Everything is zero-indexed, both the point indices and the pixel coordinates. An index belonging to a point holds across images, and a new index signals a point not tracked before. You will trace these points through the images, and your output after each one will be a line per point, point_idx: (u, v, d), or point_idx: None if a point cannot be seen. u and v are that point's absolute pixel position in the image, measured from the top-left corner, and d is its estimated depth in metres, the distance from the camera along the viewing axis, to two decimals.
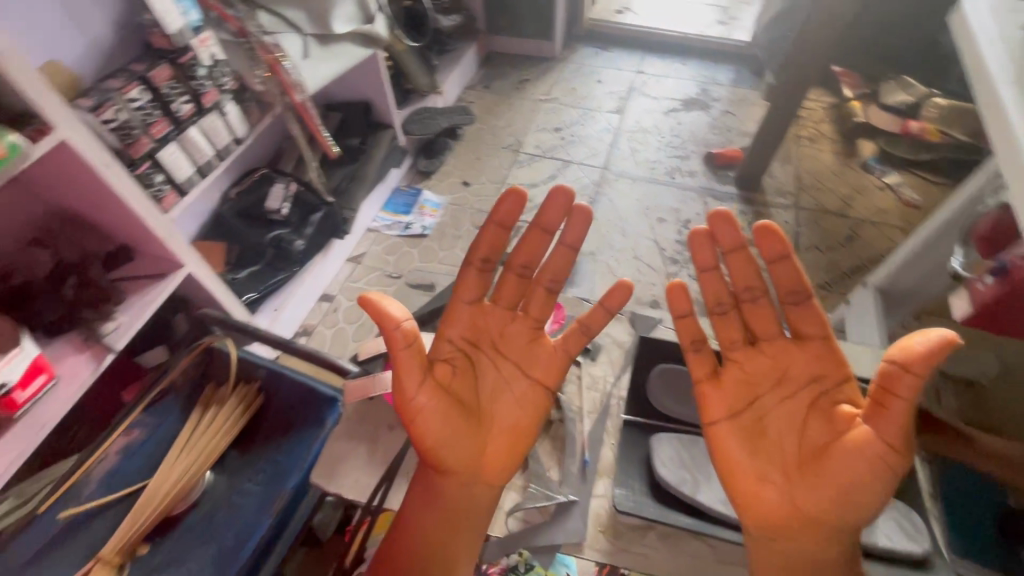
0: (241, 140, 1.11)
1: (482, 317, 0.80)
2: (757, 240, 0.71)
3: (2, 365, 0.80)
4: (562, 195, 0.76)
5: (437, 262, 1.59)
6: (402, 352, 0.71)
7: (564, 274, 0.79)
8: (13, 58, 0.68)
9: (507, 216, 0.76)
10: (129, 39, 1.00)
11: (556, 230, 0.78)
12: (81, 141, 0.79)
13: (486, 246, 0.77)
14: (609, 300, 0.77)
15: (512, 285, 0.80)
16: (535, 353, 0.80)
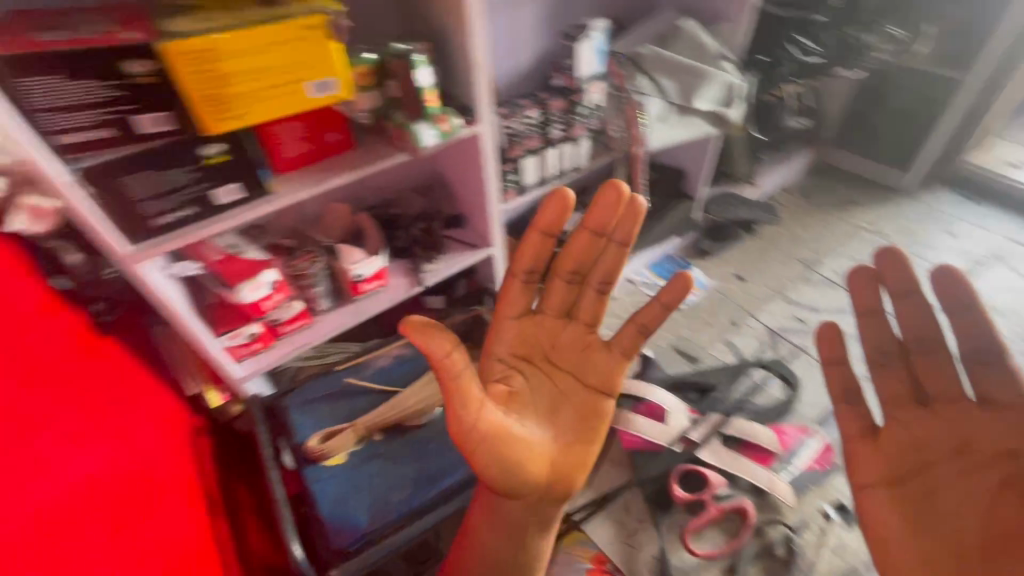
0: (578, 168, 1.29)
1: (532, 324, 0.78)
2: (936, 285, 0.66)
3: (364, 262, 1.11)
4: (613, 190, 0.71)
5: (697, 336, 1.56)
6: (458, 383, 0.66)
7: (614, 274, 0.75)
8: (481, 71, 0.93)
9: (551, 224, 0.71)
10: (540, 72, 1.27)
11: (609, 230, 0.73)
12: (487, 138, 1.03)
13: (530, 254, 0.74)
14: (666, 294, 0.72)
15: (562, 290, 0.78)
16: (589, 360, 0.77)
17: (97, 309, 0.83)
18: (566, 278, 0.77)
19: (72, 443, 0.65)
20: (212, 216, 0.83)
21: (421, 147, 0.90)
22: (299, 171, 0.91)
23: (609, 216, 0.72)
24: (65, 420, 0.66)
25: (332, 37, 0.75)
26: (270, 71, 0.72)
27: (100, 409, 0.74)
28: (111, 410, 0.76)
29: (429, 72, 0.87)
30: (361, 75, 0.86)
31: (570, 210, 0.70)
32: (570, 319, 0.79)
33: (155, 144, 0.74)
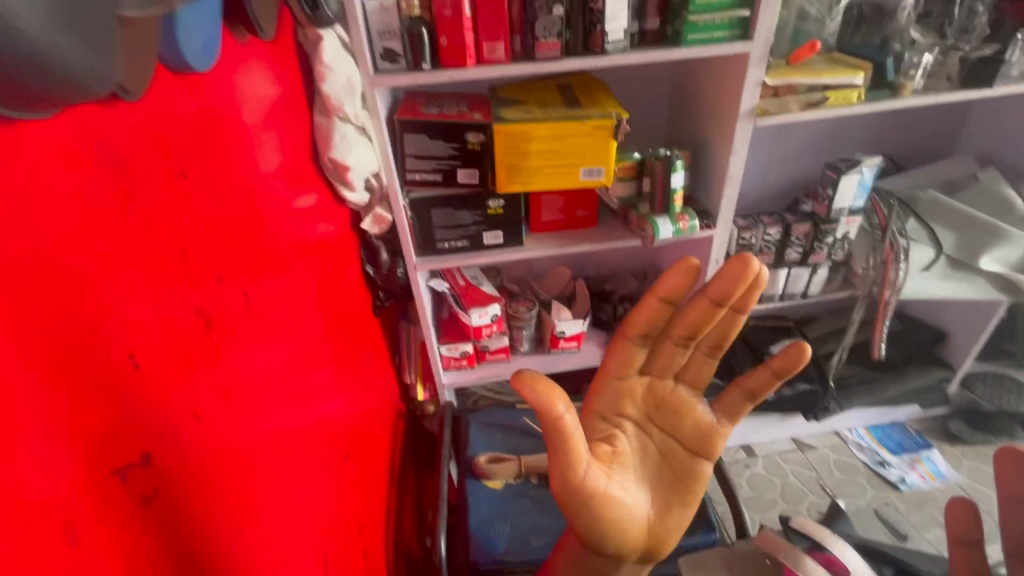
0: (806, 296, 1.22)
1: (636, 387, 0.56)
2: None
3: (570, 321, 1.23)
4: (748, 256, 0.51)
5: (910, 519, 1.35)
6: (570, 444, 0.48)
7: (727, 339, 0.55)
8: (731, 187, 1.00)
9: (673, 288, 0.52)
10: (789, 194, 1.27)
11: (734, 298, 0.52)
12: (718, 242, 1.06)
13: (644, 317, 0.53)
14: (778, 364, 0.55)
15: (672, 356, 0.56)
16: (693, 425, 0.58)
17: (379, 295, 1.10)
18: (680, 343, 0.55)
19: (330, 389, 0.82)
20: (476, 251, 1.05)
21: (656, 237, 1.00)
22: (546, 234, 1.09)
23: (735, 281, 0.51)
24: (335, 368, 0.86)
25: (614, 137, 0.92)
26: (558, 155, 0.92)
27: (353, 372, 0.95)
28: (358, 376, 0.98)
29: (682, 176, 0.98)
30: (623, 169, 1.01)
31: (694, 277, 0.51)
32: (676, 384, 0.58)
33: (461, 191, 0.97)
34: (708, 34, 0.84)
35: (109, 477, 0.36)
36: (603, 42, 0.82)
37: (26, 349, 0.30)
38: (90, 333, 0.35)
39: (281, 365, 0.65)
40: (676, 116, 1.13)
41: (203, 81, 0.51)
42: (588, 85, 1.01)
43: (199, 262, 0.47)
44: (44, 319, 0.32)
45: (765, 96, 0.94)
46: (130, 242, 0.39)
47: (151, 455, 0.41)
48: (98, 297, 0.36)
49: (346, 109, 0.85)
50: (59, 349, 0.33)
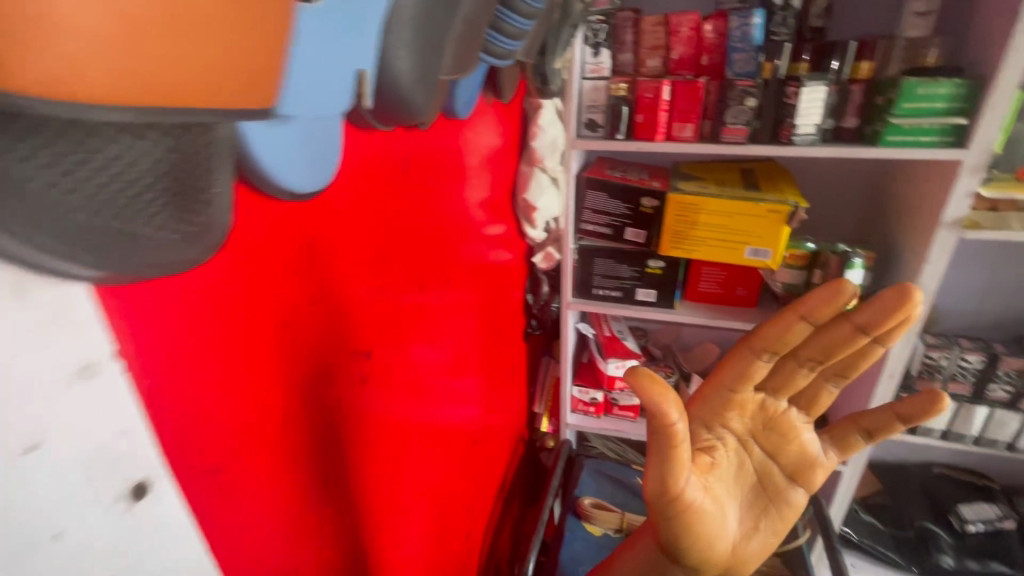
0: (1015, 449, 1.03)
1: (749, 402, 0.57)
2: None
3: None
4: (906, 291, 0.48)
5: None
6: (676, 447, 0.50)
7: (855, 369, 0.54)
8: (921, 298, 0.92)
9: (817, 307, 0.51)
10: (1009, 326, 1.09)
11: (881, 328, 0.50)
12: (898, 355, 0.97)
13: (777, 334, 0.52)
14: (903, 406, 0.56)
15: (793, 375, 0.56)
16: (796, 452, 0.59)
17: (531, 323, 1.23)
18: (805, 365, 0.55)
19: (473, 397, 0.96)
20: (627, 304, 1.12)
21: None
22: (699, 304, 1.12)
23: (887, 312, 0.49)
24: (479, 377, 0.99)
25: (787, 224, 0.94)
26: (725, 231, 0.97)
27: (492, 385, 1.07)
28: (495, 391, 1.09)
29: (859, 274, 0.95)
30: (794, 256, 1.00)
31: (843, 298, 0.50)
32: (788, 406, 0.59)
33: (626, 247, 1.07)
34: (912, 138, 0.83)
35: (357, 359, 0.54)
36: (791, 134, 0.87)
37: (349, 262, 0.49)
38: (377, 263, 0.53)
39: (443, 352, 0.80)
40: (868, 217, 1.09)
41: (456, 126, 0.71)
42: (772, 172, 1.05)
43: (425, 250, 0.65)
44: (368, 243, 0.51)
45: (978, 209, 0.87)
46: (406, 222, 0.58)
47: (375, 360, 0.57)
48: (386, 244, 0.55)
49: (547, 162, 1.03)
50: (363, 266, 0.51)
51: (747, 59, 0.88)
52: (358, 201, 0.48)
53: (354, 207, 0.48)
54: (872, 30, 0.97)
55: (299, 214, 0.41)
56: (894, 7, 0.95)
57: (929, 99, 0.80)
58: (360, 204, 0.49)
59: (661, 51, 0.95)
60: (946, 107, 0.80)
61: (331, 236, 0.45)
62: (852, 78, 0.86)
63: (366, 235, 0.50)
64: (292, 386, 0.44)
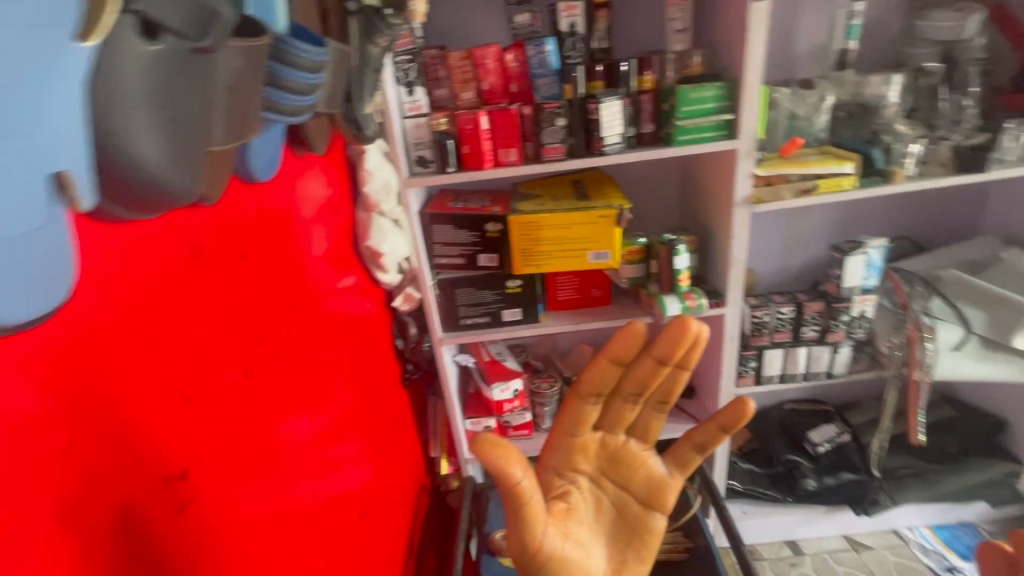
0: (833, 376, 1.23)
1: (590, 442, 0.66)
2: None
3: None
4: (684, 321, 0.60)
5: None
6: (526, 502, 0.60)
7: (672, 395, 0.64)
8: (737, 269, 1.06)
9: (621, 350, 0.61)
10: (806, 275, 1.31)
11: (676, 356, 0.61)
12: (731, 320, 1.11)
13: (598, 376, 0.63)
14: (722, 417, 0.66)
15: (622, 411, 0.65)
16: (644, 476, 0.68)
17: (407, 368, 1.19)
18: (629, 400, 0.65)
19: (356, 463, 0.89)
20: (498, 326, 1.14)
21: (664, 314, 1.06)
22: (563, 312, 1.17)
23: (675, 343, 0.61)
24: (361, 439, 0.93)
25: (617, 225, 1.02)
26: (567, 241, 1.03)
27: (379, 443, 1.01)
28: (384, 447, 1.03)
29: (686, 257, 1.06)
30: (630, 251, 1.09)
31: (637, 341, 0.60)
32: (627, 438, 0.68)
33: (482, 273, 1.09)
34: (697, 136, 0.96)
35: (166, 478, 0.46)
36: (602, 145, 0.95)
37: (124, 374, 0.41)
38: (174, 363, 0.46)
39: (309, 427, 0.73)
40: (684, 204, 1.23)
41: (263, 190, 0.65)
42: (598, 180, 1.14)
43: (243, 329, 0.57)
44: (152, 345, 0.44)
45: (759, 186, 1.03)
46: (208, 306, 0.51)
47: (196, 473, 0.50)
48: (184, 338, 0.48)
49: (384, 206, 1.00)
50: (151, 372, 0.44)
51: (550, 84, 0.96)
52: (112, 308, 0.40)
53: (120, 310, 0.41)
54: (647, 47, 1.10)
55: (29, 341, 0.34)
56: (661, 26, 1.09)
57: (700, 101, 0.93)
58: (130, 303, 0.42)
59: (472, 83, 0.98)
60: (715, 106, 0.94)
61: (88, 354, 0.38)
62: (640, 90, 0.96)
63: (146, 336, 0.43)
64: (60, 556, 0.36)
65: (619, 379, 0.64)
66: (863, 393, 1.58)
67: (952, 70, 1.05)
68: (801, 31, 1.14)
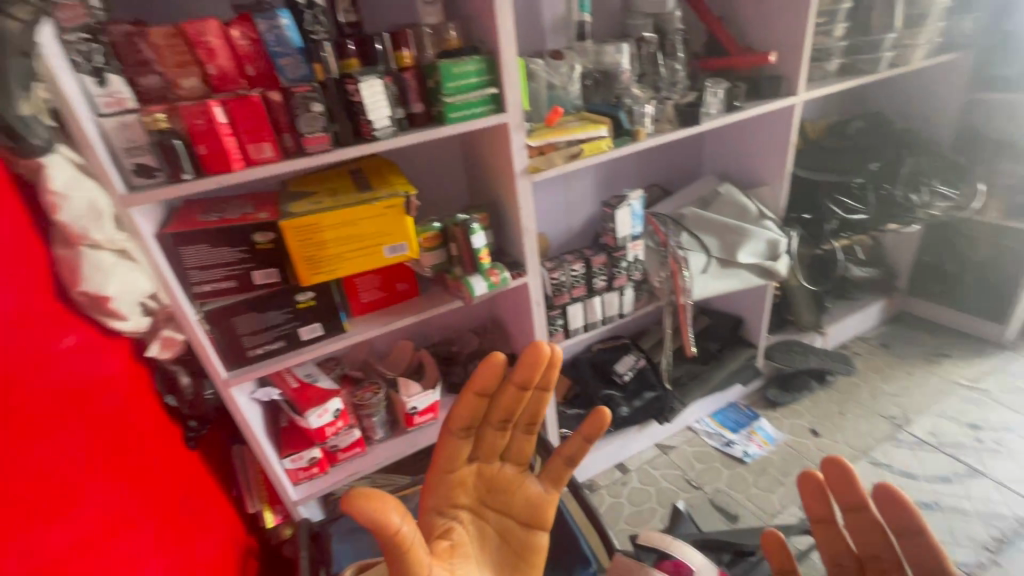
0: (624, 315, 1.39)
1: (470, 475, 0.73)
2: (883, 501, 0.60)
3: (421, 396, 1.20)
4: (536, 350, 0.70)
5: (748, 492, 1.51)
6: (406, 551, 0.58)
7: (539, 415, 0.74)
8: (528, 232, 1.10)
9: (485, 385, 0.70)
10: (587, 232, 1.46)
11: (534, 380, 0.71)
12: (534, 286, 1.16)
13: (466, 411, 0.71)
14: (587, 428, 0.73)
15: (494, 437, 0.74)
16: (522, 496, 0.76)
17: (190, 426, 0.96)
18: (498, 426, 0.73)
19: (140, 558, 0.73)
20: (297, 349, 0.99)
21: (473, 295, 1.05)
22: (368, 315, 1.08)
23: (533, 368, 0.71)
24: (138, 521, 0.76)
25: (407, 214, 0.95)
26: (357, 239, 0.93)
27: (171, 518, 0.83)
28: (180, 518, 0.86)
29: (482, 236, 1.05)
30: (427, 238, 1.04)
31: (499, 373, 0.69)
32: (502, 464, 0.76)
33: (262, 293, 0.93)
34: (467, 112, 0.94)
35: None
36: (371, 130, 0.87)
37: None
38: None
39: (38, 550, 0.56)
40: (471, 181, 1.24)
41: None
42: (378, 167, 1.06)
43: None
44: None
45: (533, 156, 1.07)
46: None
47: None
48: None
49: (96, 234, 0.75)
50: None
51: (295, 63, 0.83)
52: None
53: None
54: (401, 20, 1.04)
55: None
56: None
57: (463, 76, 0.91)
58: None
59: (193, 67, 0.79)
60: (477, 80, 0.93)
61: None
62: (400, 68, 0.89)
63: None
64: None
65: (489, 406, 0.73)
66: (648, 321, 1.85)
67: (663, 39, 1.24)
68: (544, 3, 1.20)
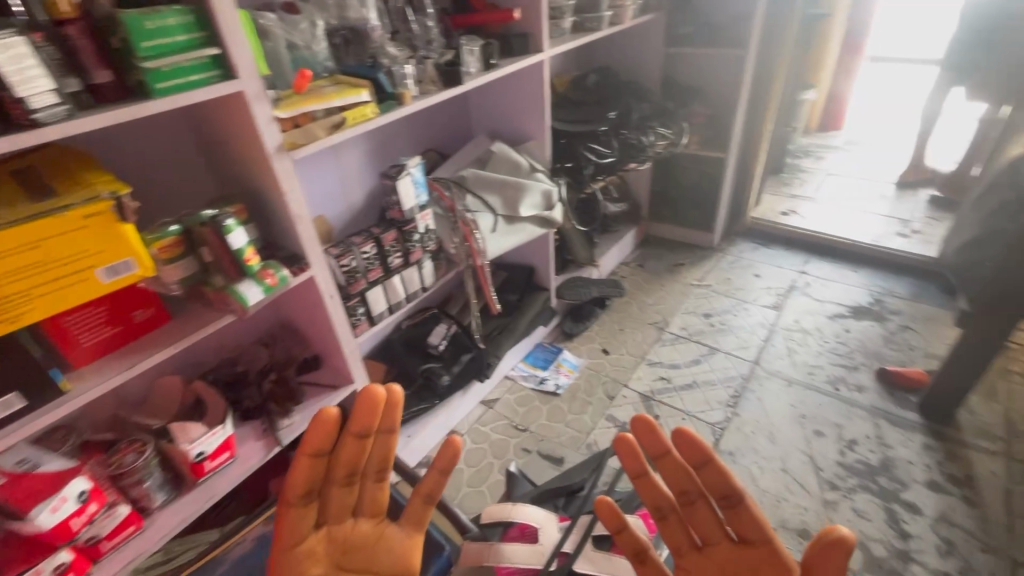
0: (427, 288, 1.36)
1: (319, 542, 0.69)
2: (681, 442, 0.67)
3: (206, 437, 0.97)
4: (369, 394, 0.67)
5: (563, 422, 1.67)
6: None
7: (389, 459, 0.71)
8: (299, 209, 0.94)
9: (319, 444, 0.66)
10: (370, 209, 1.36)
11: (374, 426, 0.68)
12: (323, 278, 1.03)
13: (303, 476, 0.66)
14: (441, 462, 0.69)
15: (341, 494, 0.70)
16: (385, 548, 0.71)
17: None
18: (343, 481, 0.70)
19: None
20: None
21: (247, 306, 0.87)
22: (99, 362, 0.82)
23: (370, 414, 0.68)
24: None
25: (123, 221, 0.72)
26: (47, 267, 0.67)
27: None
28: None
29: (242, 233, 0.86)
30: (164, 247, 0.81)
31: (332, 430, 0.65)
32: (356, 519, 0.71)
33: None
34: (182, 82, 0.73)
35: None
36: (28, 113, 0.61)
37: None
38: None
39: None
40: (215, 168, 1.01)
41: None
42: (60, 162, 0.77)
43: None
44: None
45: (287, 130, 0.91)
46: None
47: None
48: None
49: None
50: None
51: None
52: None
53: None
54: None
55: None
56: None
57: (164, 33, 0.70)
58: None
59: None
60: (187, 38, 0.72)
61: None
62: (56, 21, 0.63)
63: None
64: None
65: (331, 461, 0.70)
66: (451, 286, 1.86)
67: None
68: None
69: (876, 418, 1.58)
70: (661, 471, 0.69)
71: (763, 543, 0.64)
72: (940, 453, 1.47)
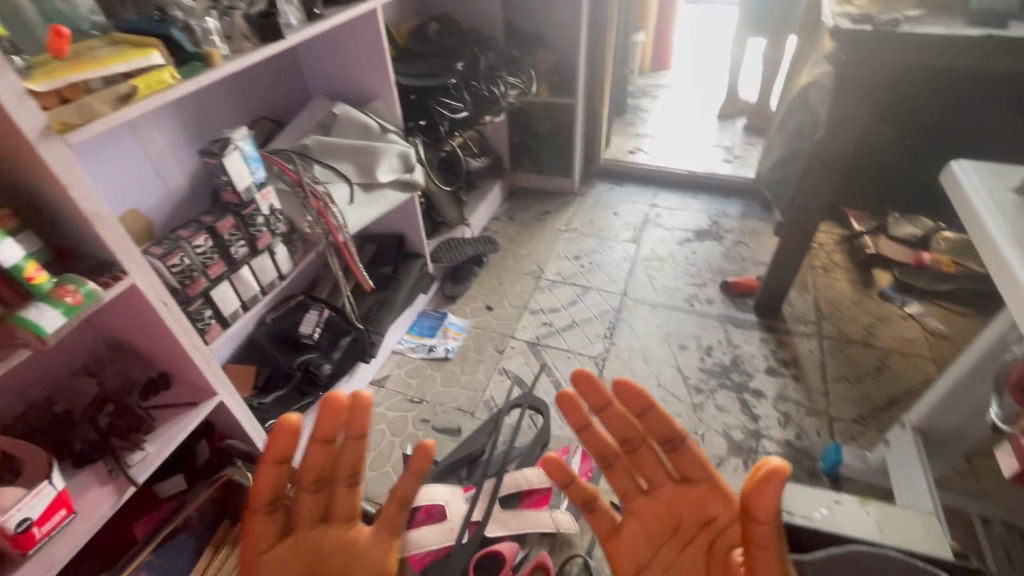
0: (284, 275, 1.22)
1: (286, 549, 0.68)
2: (623, 394, 0.72)
3: (27, 499, 0.79)
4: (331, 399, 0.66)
5: (459, 386, 1.67)
6: None
7: (362, 464, 0.69)
8: (96, 206, 0.76)
9: (281, 451, 0.66)
10: (198, 195, 1.16)
11: (338, 429, 0.68)
12: (147, 284, 0.86)
13: (269, 482, 0.67)
14: (416, 462, 0.68)
15: (309, 500, 0.69)
16: (360, 556, 0.69)
17: None
18: (312, 486, 0.69)
19: None
20: None
21: (45, 336, 0.69)
22: None
23: (333, 419, 0.67)
24: None
25: None
26: None
27: None
28: None
29: (13, 244, 0.68)
30: None
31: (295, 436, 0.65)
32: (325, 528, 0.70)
33: None
34: None
35: None
36: None
37: None
38: None
39: None
40: None
41: None
42: None
43: None
44: None
45: (53, 108, 0.72)
46: None
47: None
48: None
49: None
50: None
51: None
52: None
53: None
54: None
55: None
56: None
57: None
58: None
59: None
60: None
61: None
62: None
63: None
64: None
65: (298, 469, 0.69)
66: (315, 268, 1.71)
67: None
68: None
69: (724, 325, 1.82)
70: (605, 422, 0.74)
71: (705, 480, 0.70)
72: (773, 342, 1.75)
